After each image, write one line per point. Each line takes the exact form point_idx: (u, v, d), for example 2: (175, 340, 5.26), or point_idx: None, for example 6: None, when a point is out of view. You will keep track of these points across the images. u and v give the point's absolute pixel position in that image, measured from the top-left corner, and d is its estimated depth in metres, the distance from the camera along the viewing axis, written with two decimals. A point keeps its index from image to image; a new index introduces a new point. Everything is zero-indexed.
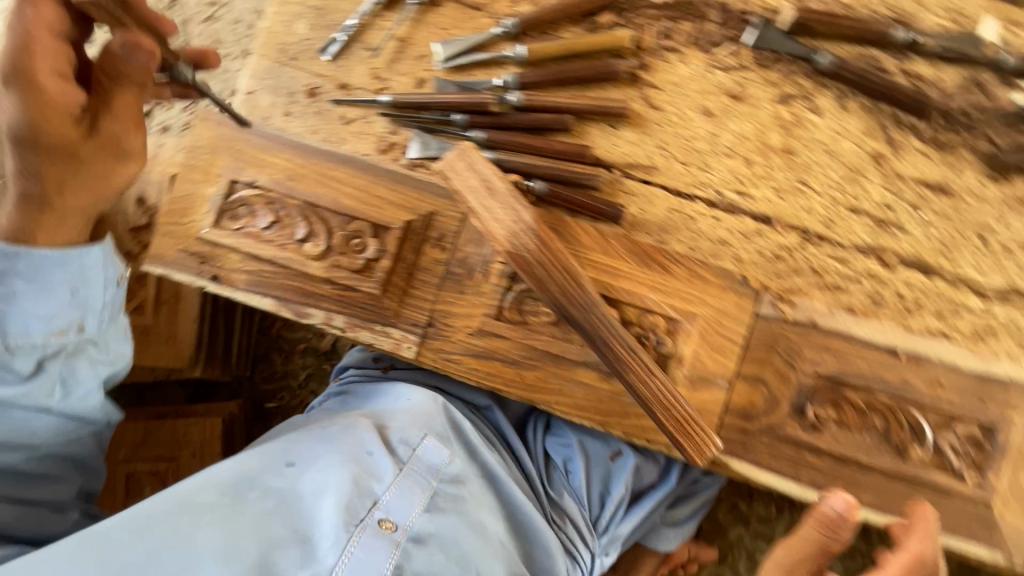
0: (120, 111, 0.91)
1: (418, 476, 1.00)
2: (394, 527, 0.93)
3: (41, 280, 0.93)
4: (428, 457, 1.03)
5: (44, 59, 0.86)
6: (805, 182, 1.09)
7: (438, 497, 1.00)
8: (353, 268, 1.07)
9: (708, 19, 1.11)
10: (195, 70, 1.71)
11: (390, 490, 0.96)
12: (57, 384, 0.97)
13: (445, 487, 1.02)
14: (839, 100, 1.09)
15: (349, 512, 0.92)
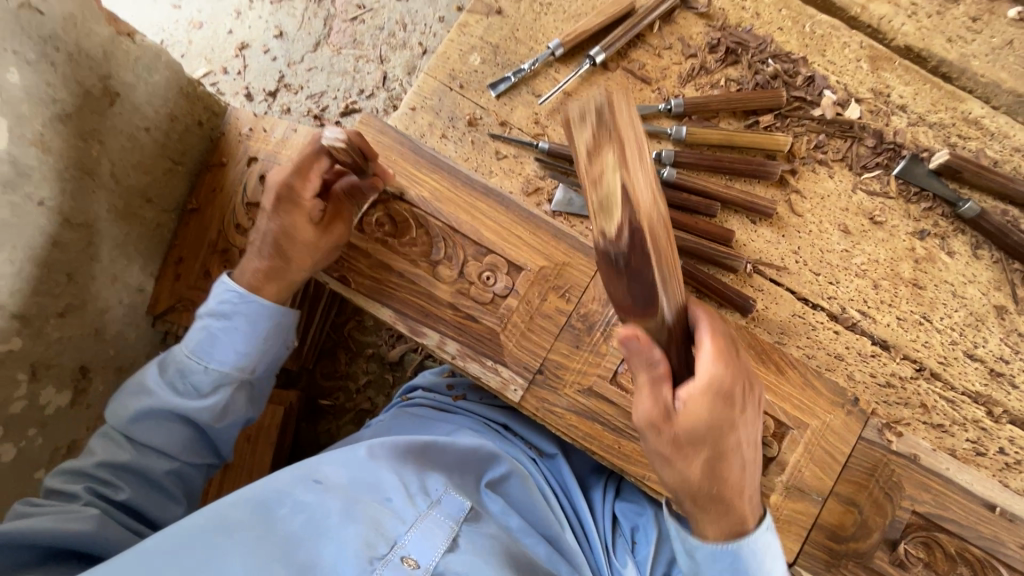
0: (344, 205, 1.07)
1: (439, 519, 0.92)
2: (415, 565, 0.84)
3: (267, 324, 1.03)
4: (452, 504, 0.95)
5: (318, 168, 1.03)
6: (928, 318, 1.11)
7: (463, 542, 0.91)
8: (480, 299, 1.09)
9: (861, 143, 1.16)
10: (327, 62, 1.73)
11: (411, 531, 0.88)
12: (221, 411, 1.01)
13: (470, 533, 0.93)
14: (973, 247, 1.12)
15: (366, 546, 0.84)
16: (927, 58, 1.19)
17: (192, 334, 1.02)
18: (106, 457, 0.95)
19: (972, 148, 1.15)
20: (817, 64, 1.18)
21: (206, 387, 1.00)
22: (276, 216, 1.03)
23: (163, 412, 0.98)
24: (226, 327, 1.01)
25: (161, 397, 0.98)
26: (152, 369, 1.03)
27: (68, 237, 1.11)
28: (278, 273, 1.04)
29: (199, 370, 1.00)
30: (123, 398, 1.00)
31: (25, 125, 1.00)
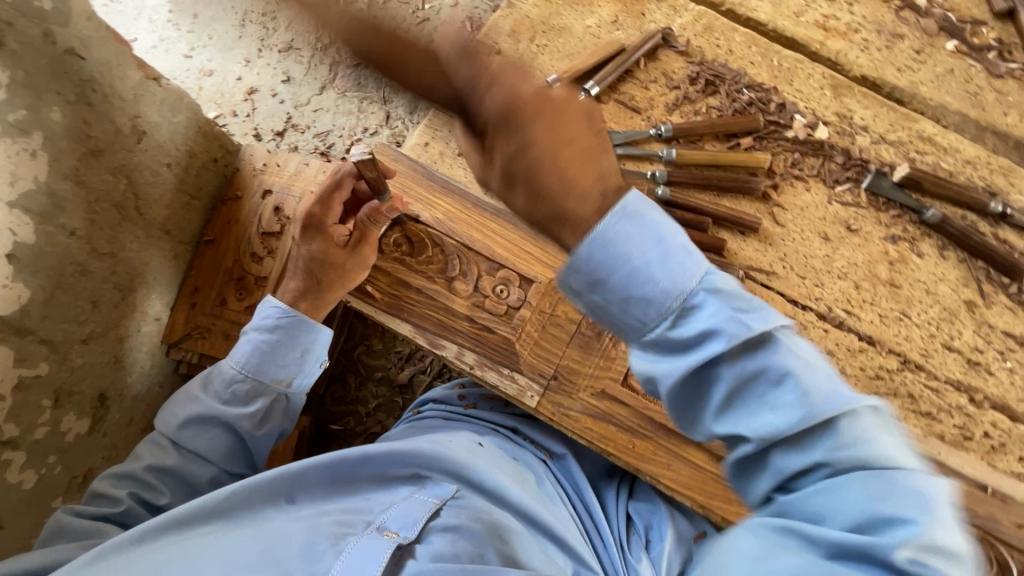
0: (369, 229, 1.13)
1: (420, 500, 0.94)
2: (395, 535, 0.86)
3: (306, 339, 1.08)
4: (438, 489, 0.97)
5: (338, 197, 1.15)
6: (906, 314, 1.20)
7: (448, 514, 0.91)
8: (495, 311, 1.15)
9: (832, 161, 1.28)
10: (332, 104, 1.84)
11: (390, 512, 0.90)
12: (260, 419, 1.06)
13: (456, 507, 0.93)
14: (939, 249, 1.23)
15: (343, 525, 0.86)
16: (881, 85, 1.35)
17: (238, 347, 1.08)
18: (153, 460, 1.00)
19: (929, 162, 1.28)
20: (787, 92, 1.32)
21: (247, 396, 1.06)
22: (306, 244, 1.13)
23: (208, 418, 1.03)
24: (270, 340, 1.06)
25: (206, 403, 1.04)
26: (197, 380, 1.08)
27: (95, 266, 1.15)
28: (310, 295, 1.11)
29: (242, 380, 1.05)
30: (171, 406, 1.05)
31: (63, 159, 1.05)
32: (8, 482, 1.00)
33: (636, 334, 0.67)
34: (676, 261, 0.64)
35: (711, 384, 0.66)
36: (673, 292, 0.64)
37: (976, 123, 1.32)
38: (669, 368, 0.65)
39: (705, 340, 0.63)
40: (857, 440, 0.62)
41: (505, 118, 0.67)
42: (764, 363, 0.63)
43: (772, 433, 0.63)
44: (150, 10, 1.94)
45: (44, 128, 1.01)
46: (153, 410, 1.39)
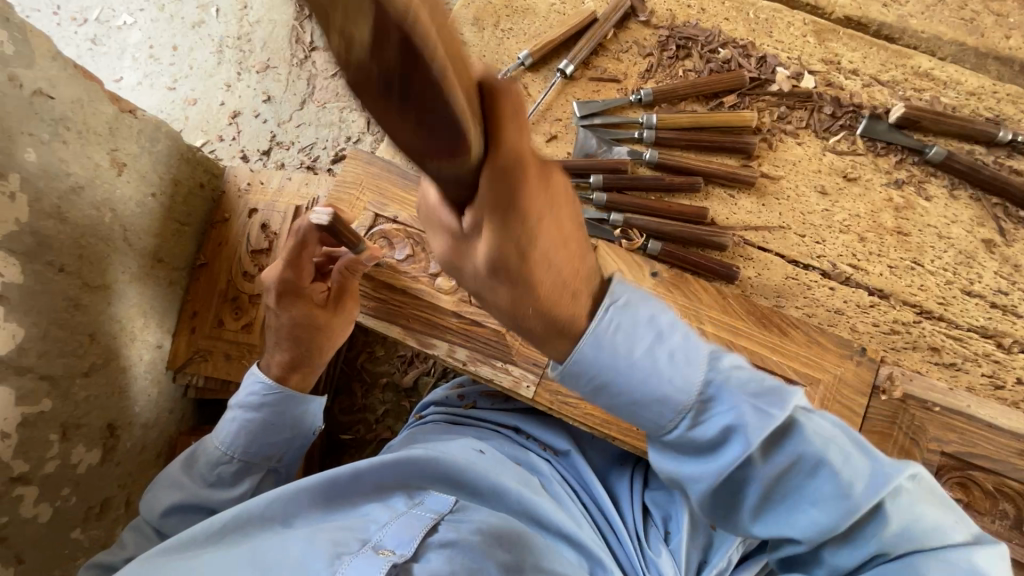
0: (348, 280, 1.11)
1: (418, 516, 0.91)
2: (391, 553, 0.83)
3: (296, 412, 1.09)
4: (435, 503, 0.96)
5: (306, 258, 1.11)
6: (918, 263, 1.13)
7: (445, 528, 0.90)
8: (482, 304, 1.12)
9: (821, 110, 1.21)
10: (314, 117, 1.85)
11: (385, 529, 0.88)
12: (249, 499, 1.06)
13: (455, 521, 0.92)
14: (948, 190, 1.15)
15: (338, 544, 0.84)
16: (867, 24, 1.27)
17: (224, 427, 1.06)
18: (136, 550, 0.95)
19: (927, 98, 1.20)
20: (766, 45, 1.25)
21: (234, 477, 1.05)
22: (287, 311, 1.10)
23: (192, 505, 1.01)
24: (256, 419, 1.05)
25: (192, 490, 1.01)
26: (180, 463, 1.06)
27: (88, 300, 1.17)
28: (299, 359, 1.10)
29: (228, 461, 1.04)
30: (152, 492, 1.02)
31: (42, 198, 1.07)
32: (22, 517, 1.03)
33: (660, 435, 0.70)
34: (676, 364, 0.67)
35: (744, 482, 0.69)
36: (688, 391, 0.67)
37: (975, 51, 1.24)
38: (697, 470, 0.69)
39: (726, 441, 0.67)
40: (909, 520, 0.69)
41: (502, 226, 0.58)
42: (795, 453, 0.68)
43: (817, 528, 0.69)
44: (132, 48, 1.99)
45: (20, 169, 1.02)
46: (165, 436, 1.42)
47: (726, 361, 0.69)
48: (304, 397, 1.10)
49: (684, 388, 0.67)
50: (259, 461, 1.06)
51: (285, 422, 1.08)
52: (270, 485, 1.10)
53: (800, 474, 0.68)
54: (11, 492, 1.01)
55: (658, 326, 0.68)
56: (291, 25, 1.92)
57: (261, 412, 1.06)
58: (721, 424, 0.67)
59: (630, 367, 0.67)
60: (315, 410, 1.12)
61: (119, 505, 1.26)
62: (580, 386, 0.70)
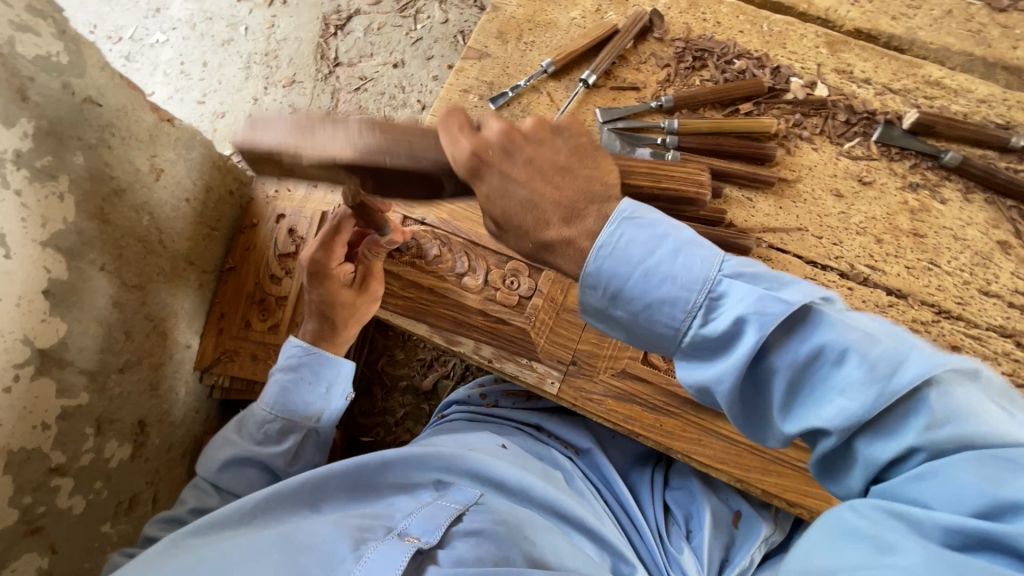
0: (373, 263, 1.16)
1: (443, 506, 0.93)
2: (416, 539, 0.85)
3: (330, 373, 1.15)
4: (459, 494, 0.97)
5: (340, 242, 1.13)
6: (936, 263, 1.15)
7: (471, 518, 0.91)
8: (507, 303, 1.15)
9: (835, 117, 1.24)
10: None
11: (410, 518, 0.91)
12: (294, 456, 1.11)
13: (479, 512, 0.92)
14: (963, 193, 1.18)
15: (363, 530, 0.86)
16: (877, 37, 1.31)
17: (268, 389, 1.14)
18: (197, 503, 1.03)
19: (938, 106, 1.23)
20: (780, 56, 1.29)
21: (279, 435, 1.11)
22: (317, 289, 1.14)
23: (244, 459, 1.08)
24: (295, 378, 1.13)
25: (243, 445, 1.09)
26: (233, 425, 1.14)
27: (125, 299, 1.21)
28: (326, 334, 1.17)
29: (273, 419, 1.11)
30: (209, 451, 1.10)
31: (89, 200, 1.12)
32: (58, 508, 1.05)
33: (676, 340, 0.69)
34: (686, 263, 0.67)
35: (763, 381, 0.66)
36: (697, 286, 0.66)
37: (983, 60, 1.27)
38: (716, 369, 0.66)
39: (740, 331, 0.64)
40: (962, 414, 0.58)
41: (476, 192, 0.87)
42: (813, 342, 0.63)
43: (846, 416, 0.60)
44: (164, 64, 2.07)
45: (69, 172, 1.07)
46: (190, 436, 1.45)
47: (734, 262, 0.67)
48: (336, 358, 1.16)
49: (695, 279, 0.66)
50: (303, 417, 1.12)
51: (321, 381, 1.14)
52: (314, 445, 1.14)
53: (839, 362, 0.62)
54: (49, 482, 1.03)
55: (659, 229, 0.69)
56: (316, 42, 2.00)
57: (298, 372, 1.14)
58: (690, 311, 0.67)
59: (643, 270, 0.68)
60: (348, 370, 1.17)
61: (146, 501, 1.28)
62: (598, 297, 0.72)
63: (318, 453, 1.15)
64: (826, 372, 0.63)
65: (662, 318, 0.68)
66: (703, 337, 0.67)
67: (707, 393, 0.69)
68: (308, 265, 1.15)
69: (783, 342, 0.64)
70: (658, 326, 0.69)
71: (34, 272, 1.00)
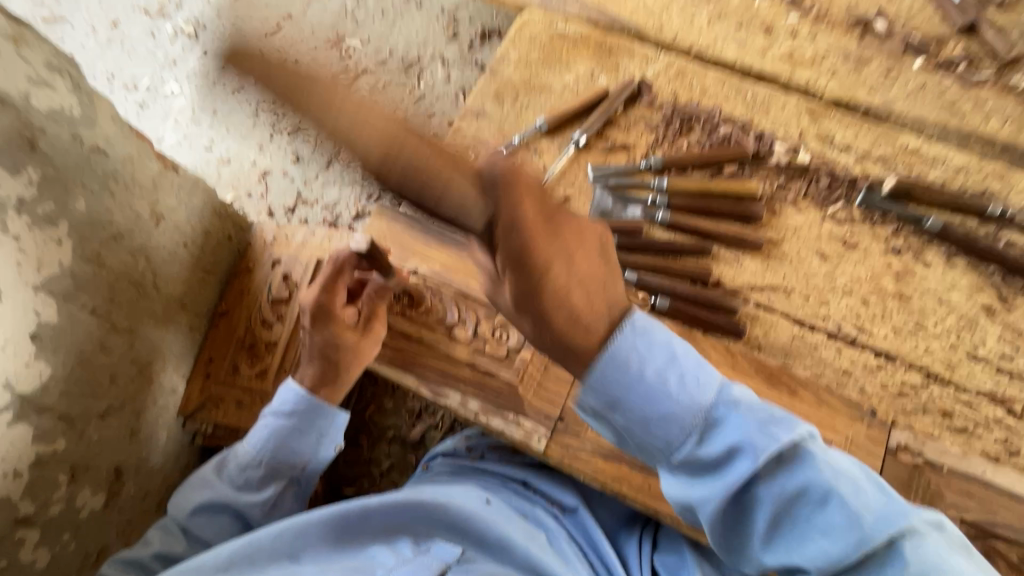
0: (377, 304, 1.18)
1: (420, 567, 0.92)
2: None
3: (321, 424, 1.16)
4: (442, 553, 0.96)
5: (341, 284, 1.20)
6: (921, 326, 1.16)
7: None
8: (496, 355, 1.16)
9: (818, 182, 1.28)
10: (338, 177, 1.97)
11: None
12: (271, 507, 1.13)
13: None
14: (945, 258, 1.20)
15: None
16: (855, 106, 1.37)
17: (254, 434, 1.14)
18: (161, 548, 1.03)
19: (917, 173, 1.28)
20: (764, 122, 1.35)
21: (260, 482, 1.13)
22: (320, 331, 1.18)
23: (221, 505, 1.11)
24: (285, 425, 1.13)
25: (223, 491, 1.11)
26: (213, 464, 1.16)
27: (113, 342, 1.21)
28: (328, 377, 1.17)
29: (255, 466, 1.13)
30: (185, 490, 1.12)
31: (86, 245, 1.14)
32: (20, 562, 1.01)
33: (668, 457, 0.87)
34: (693, 389, 0.86)
35: (755, 504, 0.83)
36: (694, 410, 0.85)
37: (958, 131, 1.33)
38: (703, 490, 0.84)
39: (734, 458, 0.83)
40: (927, 562, 0.78)
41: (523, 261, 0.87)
42: (799, 481, 0.82)
43: (824, 558, 0.80)
44: (175, 113, 2.15)
45: (69, 218, 1.10)
46: (167, 483, 1.41)
47: (730, 391, 0.87)
48: (329, 410, 1.16)
49: (693, 408, 0.85)
50: (286, 468, 1.14)
51: (309, 432, 1.15)
52: (292, 494, 1.18)
53: (810, 497, 0.82)
54: (13, 534, 1.00)
55: (673, 351, 0.88)
56: None
57: (288, 421, 1.13)
58: (688, 434, 0.85)
59: (650, 384, 0.86)
60: (339, 422, 1.18)
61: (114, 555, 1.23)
62: (596, 402, 0.89)
63: (295, 500, 1.19)
64: (797, 506, 0.83)
65: (663, 433, 0.85)
66: (699, 459, 0.85)
67: (694, 507, 0.86)
68: (311, 308, 1.19)
69: (778, 471, 0.82)
70: (661, 432, 0.86)
71: (23, 316, 1.00)
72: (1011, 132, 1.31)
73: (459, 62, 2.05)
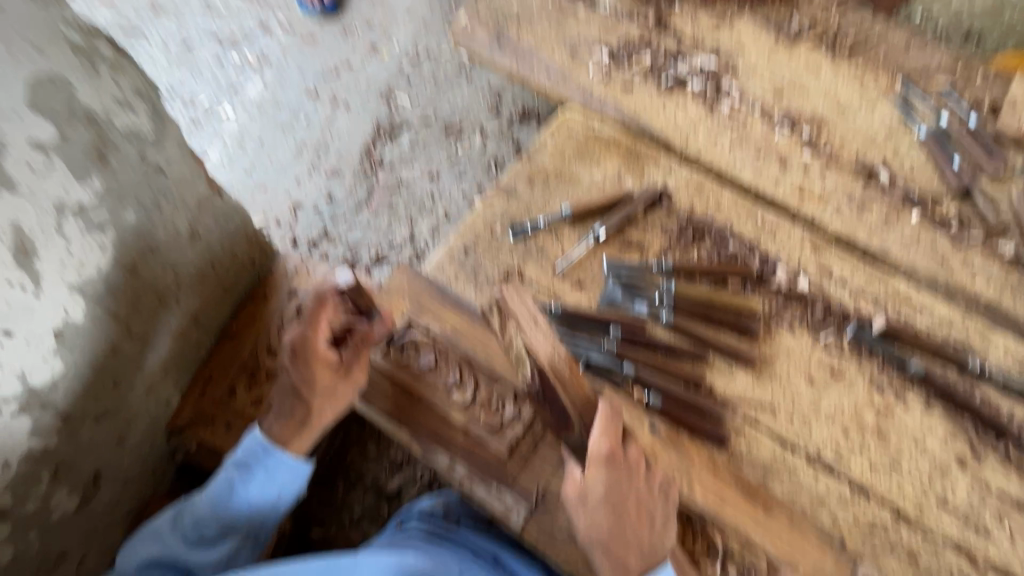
0: (361, 353, 1.18)
1: None
2: None
3: (284, 478, 1.14)
4: None
5: (325, 318, 1.16)
6: (897, 465, 1.21)
7: None
8: (489, 425, 1.20)
9: (813, 310, 1.37)
10: (365, 221, 2.07)
11: None
12: (223, 565, 1.14)
13: None
14: (924, 403, 1.27)
15: None
16: (854, 244, 1.48)
17: (212, 487, 1.14)
18: None
19: (905, 317, 1.36)
20: (769, 246, 1.45)
21: (214, 538, 1.14)
22: (299, 368, 1.15)
23: (171, 561, 1.11)
24: (245, 480, 1.13)
25: (175, 545, 1.11)
26: (169, 516, 1.15)
27: (125, 348, 1.24)
28: (300, 420, 1.15)
29: (211, 521, 1.13)
30: (136, 543, 1.12)
31: (127, 254, 1.20)
32: None
33: None
34: None
35: None
36: None
37: (948, 283, 1.43)
38: None
39: None
40: None
41: (607, 465, 1.04)
42: None
43: None
44: (225, 135, 2.29)
45: (117, 227, 1.17)
46: (139, 496, 1.40)
47: None
48: (291, 464, 1.14)
49: None
50: (241, 524, 1.15)
51: (268, 489, 1.14)
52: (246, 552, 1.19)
53: None
54: None
55: None
56: (365, 143, 2.22)
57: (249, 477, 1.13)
58: None
59: None
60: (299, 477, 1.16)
61: (72, 563, 1.21)
62: None
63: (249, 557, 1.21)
64: None
65: None
66: None
67: None
68: (293, 342, 1.16)
69: None
70: None
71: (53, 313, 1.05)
72: (997, 293, 1.40)
73: (496, 135, 2.21)
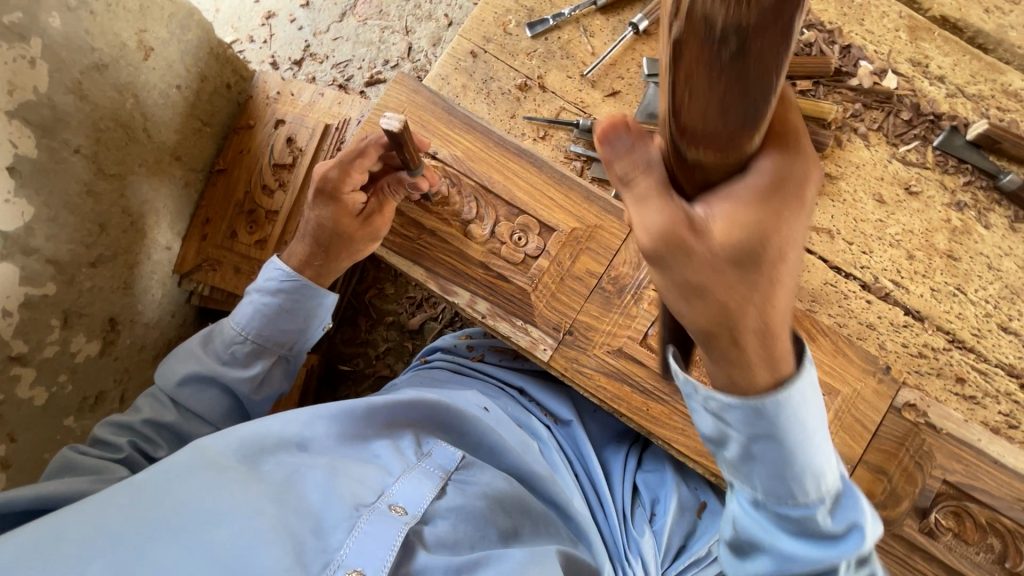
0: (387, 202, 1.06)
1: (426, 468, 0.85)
2: (403, 511, 0.77)
3: (311, 304, 1.06)
4: (442, 457, 0.88)
5: (361, 167, 1.01)
6: (961, 290, 1.09)
7: (453, 491, 0.84)
8: (512, 260, 1.09)
9: (898, 115, 1.13)
10: (352, 32, 1.74)
11: (398, 481, 0.81)
12: (260, 383, 1.05)
13: (462, 481, 0.86)
14: (1010, 222, 1.10)
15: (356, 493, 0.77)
16: (962, 29, 1.18)
17: (240, 309, 1.05)
18: (152, 414, 0.96)
19: (1009, 120, 1.12)
20: (854, 34, 1.16)
21: (247, 358, 1.04)
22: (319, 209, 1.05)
23: (206, 377, 1.01)
24: (272, 304, 1.04)
25: (208, 363, 1.02)
26: (199, 338, 1.06)
27: (101, 188, 1.11)
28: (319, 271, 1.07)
29: (242, 340, 1.04)
30: (170, 361, 1.03)
31: (65, 71, 1.00)
32: (17, 398, 1.01)
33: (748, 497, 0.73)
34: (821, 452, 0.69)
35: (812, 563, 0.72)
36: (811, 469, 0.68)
37: None
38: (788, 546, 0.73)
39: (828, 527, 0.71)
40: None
41: (773, 192, 0.51)
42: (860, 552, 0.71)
43: None
44: None
45: (42, 35, 0.95)
46: (165, 339, 1.40)
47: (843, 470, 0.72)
48: (315, 291, 1.06)
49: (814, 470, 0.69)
50: (271, 348, 1.05)
51: (296, 313, 1.05)
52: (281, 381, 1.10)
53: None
54: (9, 370, 0.98)
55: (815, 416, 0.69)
56: None
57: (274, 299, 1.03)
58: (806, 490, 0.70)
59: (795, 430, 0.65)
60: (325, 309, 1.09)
61: (113, 400, 1.25)
62: (742, 424, 0.65)
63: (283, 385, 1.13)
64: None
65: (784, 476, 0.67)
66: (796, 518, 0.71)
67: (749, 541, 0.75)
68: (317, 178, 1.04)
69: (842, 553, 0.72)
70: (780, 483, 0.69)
71: None
72: None
73: None
